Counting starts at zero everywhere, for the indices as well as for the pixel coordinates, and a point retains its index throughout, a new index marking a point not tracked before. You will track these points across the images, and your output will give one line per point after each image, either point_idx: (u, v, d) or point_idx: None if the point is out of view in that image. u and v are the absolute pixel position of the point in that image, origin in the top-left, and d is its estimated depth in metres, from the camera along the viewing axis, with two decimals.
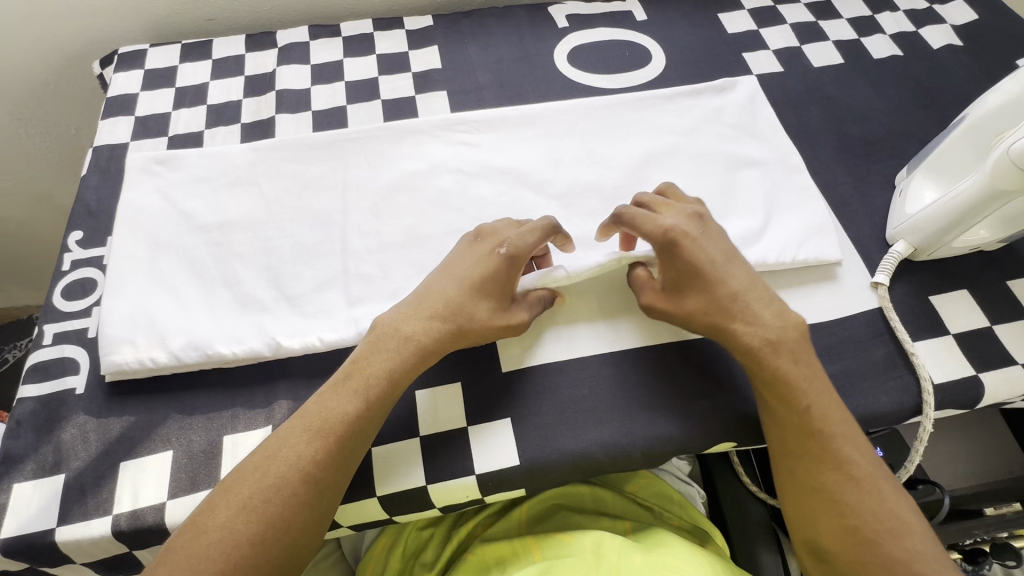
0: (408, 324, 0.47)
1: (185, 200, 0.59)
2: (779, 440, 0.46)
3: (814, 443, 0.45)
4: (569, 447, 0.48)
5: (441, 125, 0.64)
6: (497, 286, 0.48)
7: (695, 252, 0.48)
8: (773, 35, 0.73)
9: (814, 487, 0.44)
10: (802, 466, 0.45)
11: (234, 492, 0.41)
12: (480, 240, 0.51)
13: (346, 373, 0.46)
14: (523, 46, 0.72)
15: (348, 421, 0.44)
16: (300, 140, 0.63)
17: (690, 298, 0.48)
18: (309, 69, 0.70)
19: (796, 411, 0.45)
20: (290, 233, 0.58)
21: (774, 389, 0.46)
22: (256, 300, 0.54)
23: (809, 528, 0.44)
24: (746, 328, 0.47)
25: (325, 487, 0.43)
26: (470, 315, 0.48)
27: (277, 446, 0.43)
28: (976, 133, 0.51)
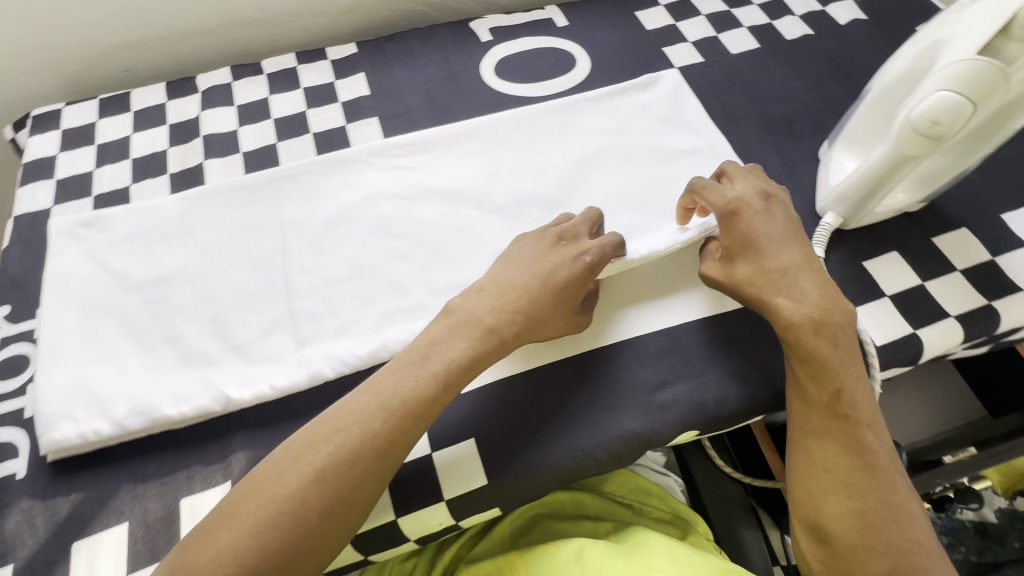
0: (493, 316, 0.48)
1: (116, 260, 0.57)
2: (804, 418, 0.46)
3: (839, 425, 0.44)
4: (536, 459, 0.48)
5: (375, 152, 0.64)
6: (573, 288, 0.50)
7: (750, 227, 0.50)
8: (690, 27, 0.76)
9: (830, 469, 0.43)
10: (821, 447, 0.44)
11: (309, 456, 0.42)
12: (563, 240, 0.52)
13: (424, 355, 0.47)
14: (449, 64, 0.72)
15: (420, 403, 0.44)
16: (231, 184, 0.62)
17: (742, 267, 0.50)
18: (234, 110, 0.69)
19: (830, 391, 0.45)
20: (230, 280, 0.56)
21: (810, 367, 0.46)
22: (201, 354, 0.52)
23: (816, 506, 0.43)
24: (795, 299, 0.47)
25: (384, 465, 0.43)
26: (548, 314, 0.49)
27: (349, 423, 0.43)
28: (881, 102, 0.52)
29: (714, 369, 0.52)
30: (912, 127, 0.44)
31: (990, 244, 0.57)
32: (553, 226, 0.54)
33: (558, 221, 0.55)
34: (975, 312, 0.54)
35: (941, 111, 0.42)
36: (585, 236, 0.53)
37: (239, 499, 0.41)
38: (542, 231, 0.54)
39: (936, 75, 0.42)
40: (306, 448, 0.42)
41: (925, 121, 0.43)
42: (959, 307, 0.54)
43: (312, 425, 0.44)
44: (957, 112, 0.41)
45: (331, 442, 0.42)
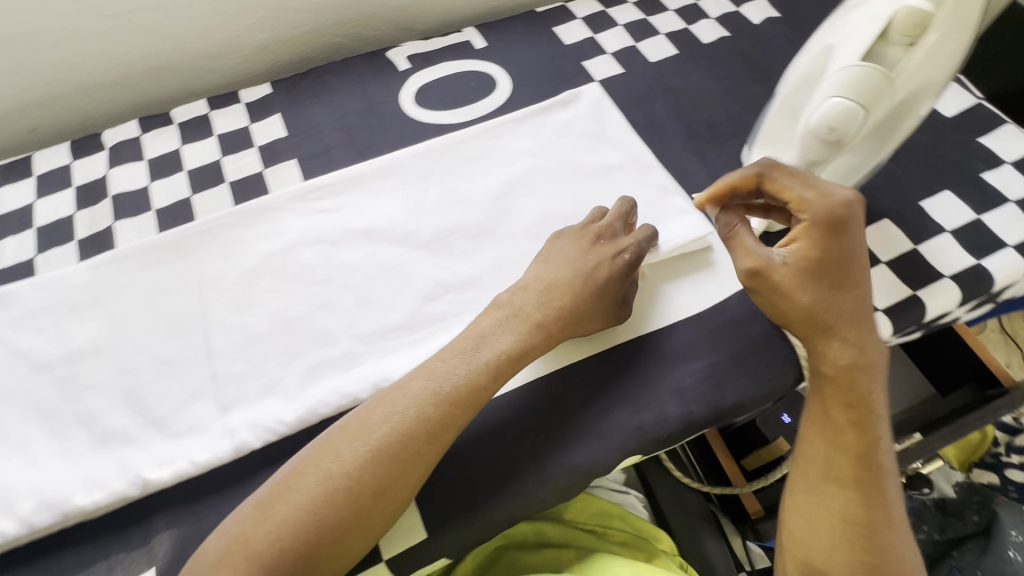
0: (540, 310, 0.49)
1: (22, 340, 0.54)
2: (828, 459, 0.42)
3: (863, 472, 0.41)
4: (477, 507, 0.47)
5: (294, 197, 0.62)
6: (614, 282, 0.51)
7: (838, 245, 0.43)
8: (608, 39, 0.75)
9: (843, 518, 0.41)
10: (843, 497, 0.41)
11: (365, 437, 0.43)
12: (602, 239, 0.53)
13: (475, 346, 0.47)
14: (367, 97, 0.71)
15: (471, 389, 0.45)
16: (143, 245, 0.59)
17: (814, 287, 0.43)
18: (144, 165, 0.66)
19: (865, 437, 0.42)
20: (146, 349, 0.54)
21: (850, 410, 0.42)
22: (117, 432, 0.49)
23: (820, 547, 0.41)
24: (854, 337, 0.43)
25: (433, 448, 0.44)
26: (595, 308, 0.51)
27: (404, 406, 0.45)
28: (788, 105, 0.51)
29: (653, 389, 0.51)
30: (813, 135, 0.44)
31: (911, 233, 0.58)
32: (589, 224, 0.55)
33: (591, 219, 0.55)
34: (902, 303, 0.54)
35: (836, 117, 0.42)
36: (620, 233, 0.54)
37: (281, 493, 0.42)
38: (579, 229, 0.54)
39: (826, 82, 0.43)
40: (363, 426, 0.44)
41: (825, 128, 0.43)
42: (886, 301, 0.54)
43: (368, 408, 0.45)
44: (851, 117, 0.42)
45: (388, 423, 0.44)
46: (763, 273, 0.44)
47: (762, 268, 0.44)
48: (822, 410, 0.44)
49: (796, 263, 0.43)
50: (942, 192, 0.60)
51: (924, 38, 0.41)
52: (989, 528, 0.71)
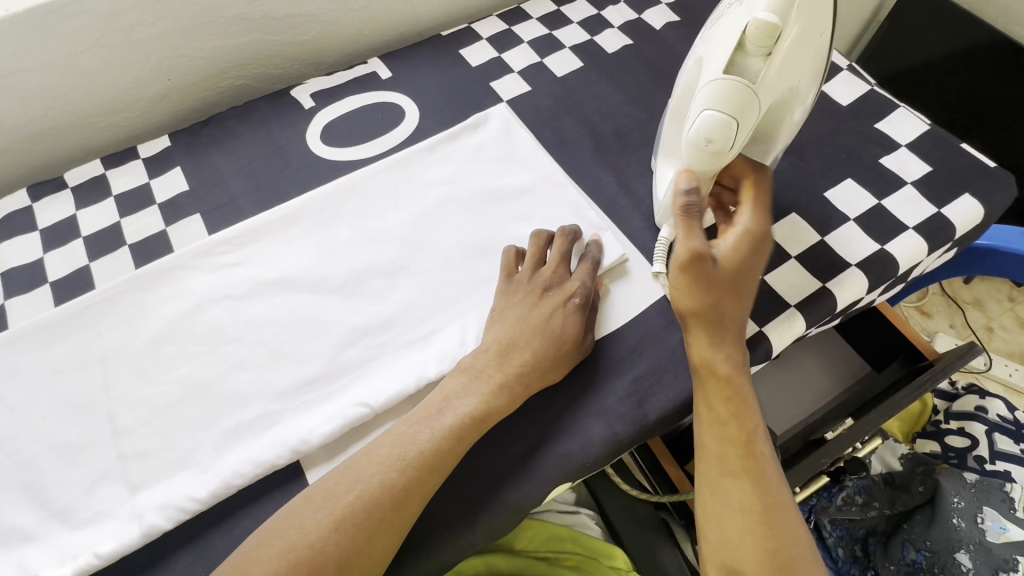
0: (497, 367, 0.48)
1: None
2: (718, 456, 0.44)
3: (750, 461, 0.43)
4: (404, 561, 0.45)
5: (199, 253, 0.60)
6: (576, 329, 0.51)
7: (758, 260, 0.46)
8: (514, 57, 0.75)
9: (744, 511, 0.41)
10: (736, 488, 0.42)
11: (330, 505, 0.43)
12: (550, 288, 0.53)
13: (439, 407, 0.47)
14: (272, 140, 0.69)
15: (437, 454, 0.45)
16: (37, 323, 0.56)
17: (733, 296, 0.45)
18: (37, 235, 0.63)
19: (744, 424, 0.44)
20: (46, 434, 0.51)
21: (726, 401, 0.44)
22: (15, 530, 0.46)
23: (731, 546, 0.41)
24: (742, 341, 0.46)
25: (399, 514, 0.43)
26: (568, 355, 0.50)
27: (364, 475, 0.44)
28: (679, 116, 0.52)
29: (577, 413, 0.51)
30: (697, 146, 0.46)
31: (817, 225, 0.59)
32: (532, 275, 0.54)
33: (535, 270, 0.54)
34: (813, 296, 0.55)
35: (712, 130, 0.44)
36: (566, 277, 0.54)
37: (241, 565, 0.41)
38: (525, 283, 0.53)
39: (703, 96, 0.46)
40: (324, 491, 0.44)
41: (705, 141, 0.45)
42: (798, 295, 0.55)
43: (333, 474, 0.45)
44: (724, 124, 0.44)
45: (354, 488, 0.43)
46: (700, 265, 0.44)
47: (703, 261, 0.44)
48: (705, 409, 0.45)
49: (731, 266, 0.45)
50: (843, 181, 0.62)
51: (778, 45, 0.42)
52: (933, 498, 0.73)
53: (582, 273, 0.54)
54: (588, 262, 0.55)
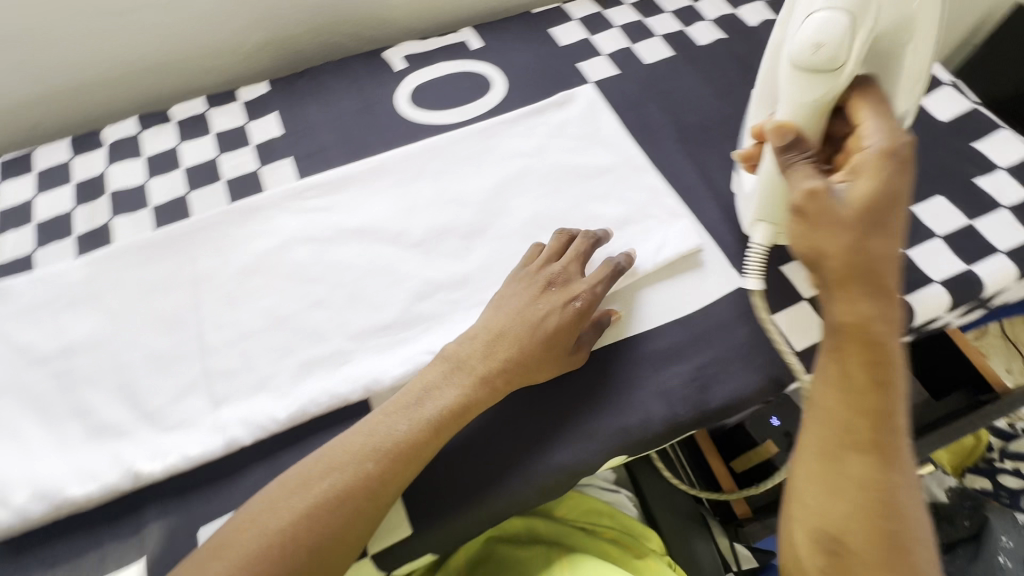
0: (483, 363, 0.48)
1: (20, 332, 0.55)
2: (847, 428, 0.40)
3: (884, 441, 0.39)
4: (460, 505, 0.47)
5: (289, 195, 0.63)
6: (565, 331, 0.50)
7: (901, 182, 0.42)
8: (604, 40, 0.76)
9: (864, 489, 0.39)
10: (861, 460, 0.39)
11: (302, 493, 0.43)
12: (554, 285, 0.52)
13: (418, 399, 0.47)
14: (364, 97, 0.71)
15: (411, 446, 0.45)
16: (140, 242, 0.60)
17: (876, 235, 0.41)
18: (142, 162, 0.67)
19: (883, 398, 0.40)
20: (141, 343, 0.55)
21: (872, 370, 0.40)
22: (109, 425, 0.50)
23: (834, 515, 0.39)
24: (891, 297, 0.41)
25: (374, 503, 0.44)
26: (553, 358, 0.50)
27: (327, 472, 0.44)
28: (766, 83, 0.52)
29: (637, 391, 0.51)
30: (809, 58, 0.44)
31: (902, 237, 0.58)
32: (539, 267, 0.54)
33: (544, 262, 0.54)
34: None
35: (822, 33, 0.43)
36: (575, 276, 0.53)
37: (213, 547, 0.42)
38: (532, 275, 0.53)
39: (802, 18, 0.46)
40: (279, 500, 0.43)
41: (814, 49, 0.44)
42: None
43: (302, 463, 0.45)
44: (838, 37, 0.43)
45: (314, 489, 0.43)
46: (822, 209, 0.41)
47: (826, 203, 0.41)
48: (839, 373, 0.41)
49: (862, 199, 0.41)
50: (934, 197, 0.60)
51: None
52: (980, 534, 0.72)
53: (589, 278, 0.52)
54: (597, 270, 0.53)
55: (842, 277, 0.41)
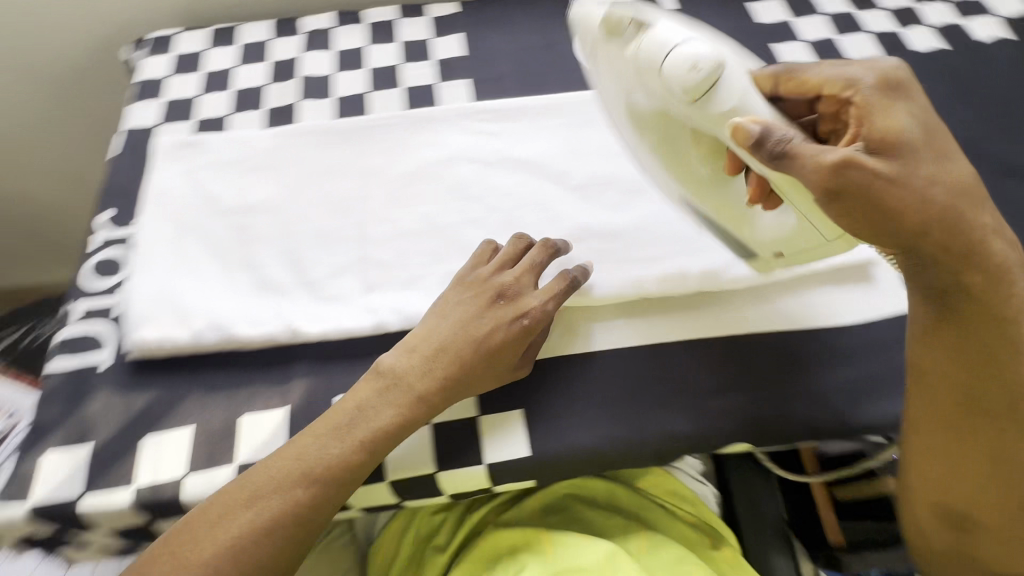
0: (417, 381, 0.46)
1: (210, 183, 0.60)
2: (962, 405, 0.42)
3: (1009, 412, 0.41)
4: (578, 444, 0.48)
5: (463, 114, 0.64)
6: (507, 350, 0.48)
7: (885, 118, 0.40)
8: (807, 25, 0.71)
9: (988, 458, 0.42)
10: (971, 435, 0.42)
11: (235, 513, 0.42)
12: (502, 298, 0.49)
13: (351, 419, 0.45)
14: (547, 35, 0.71)
15: (345, 473, 0.44)
16: (322, 127, 0.64)
17: (924, 173, 0.39)
18: (332, 55, 0.70)
19: (979, 360, 0.41)
20: (310, 218, 0.58)
21: (982, 341, 0.41)
22: (274, 282, 0.54)
23: (954, 490, 0.44)
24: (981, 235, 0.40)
25: (305, 531, 0.43)
26: (485, 377, 0.47)
27: (269, 488, 0.43)
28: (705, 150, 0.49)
29: (778, 385, 0.50)
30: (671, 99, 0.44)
31: None
32: (494, 273, 0.51)
33: (497, 271, 0.51)
34: None
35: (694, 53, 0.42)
36: (528, 290, 0.50)
37: (155, 555, 0.42)
38: (482, 281, 0.50)
39: (617, 82, 0.48)
40: (218, 525, 0.42)
41: (690, 92, 0.43)
42: None
43: (227, 488, 0.44)
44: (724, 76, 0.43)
45: (245, 510, 0.42)
46: (868, 163, 0.38)
47: (867, 165, 0.38)
48: (950, 353, 0.42)
49: (882, 133, 0.40)
50: None
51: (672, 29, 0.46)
52: None
53: (540, 293, 0.49)
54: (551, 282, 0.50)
55: (923, 237, 0.39)
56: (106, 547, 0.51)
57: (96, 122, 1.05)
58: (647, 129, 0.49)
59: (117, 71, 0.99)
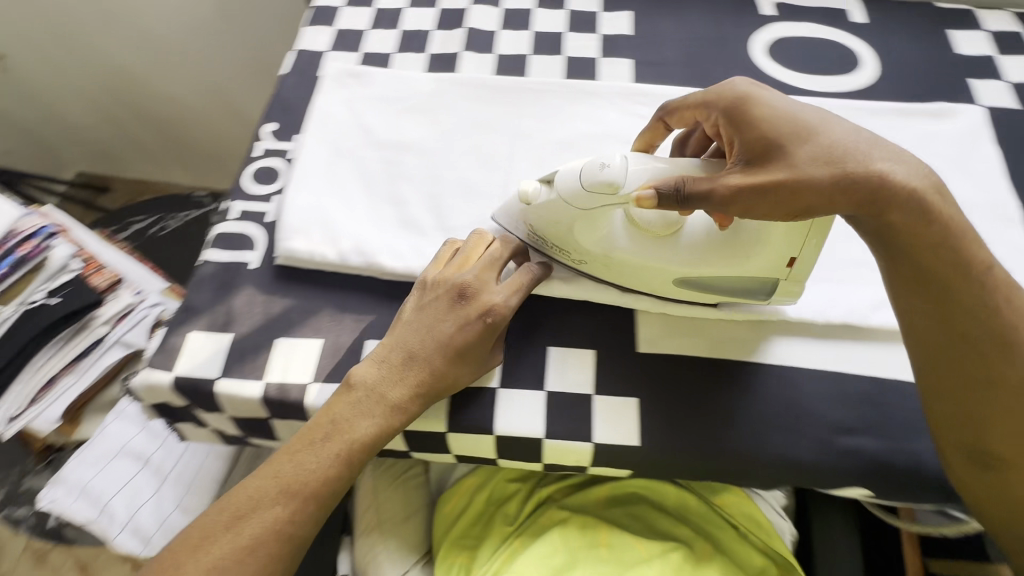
0: (392, 391, 0.46)
1: (368, 115, 0.62)
2: (961, 347, 0.42)
3: (998, 349, 0.42)
4: (690, 446, 0.48)
5: (621, 93, 0.63)
6: (471, 352, 0.47)
7: (776, 117, 0.42)
8: (1012, 65, 0.64)
9: (1000, 391, 0.42)
10: (959, 367, 0.43)
11: (230, 530, 0.44)
12: (463, 297, 0.48)
13: (326, 434, 0.45)
14: (720, 29, 0.68)
15: (328, 486, 0.45)
16: (482, 81, 0.64)
17: (807, 157, 0.40)
18: (499, 12, 0.70)
19: (956, 289, 0.42)
20: (457, 167, 0.59)
21: (947, 292, 0.42)
22: (417, 222, 0.56)
23: (976, 436, 0.43)
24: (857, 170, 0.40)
25: (292, 547, 0.45)
26: (449, 377, 0.47)
27: (249, 508, 0.44)
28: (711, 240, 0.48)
29: (910, 438, 0.47)
30: (606, 202, 0.45)
31: None
32: (452, 275, 0.49)
33: (459, 270, 0.49)
34: None
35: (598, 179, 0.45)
36: (491, 286, 0.49)
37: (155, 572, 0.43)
38: (441, 283, 0.49)
39: (559, 216, 0.48)
40: (208, 545, 0.43)
41: (615, 188, 0.44)
42: None
43: (213, 511, 0.45)
44: (628, 175, 0.44)
45: (229, 527, 0.44)
46: (768, 179, 0.40)
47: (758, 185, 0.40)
48: (933, 307, 0.42)
49: (759, 136, 0.42)
50: None
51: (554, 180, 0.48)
52: None
53: (504, 288, 0.49)
54: (514, 277, 0.50)
55: (881, 217, 0.41)
56: (220, 432, 0.54)
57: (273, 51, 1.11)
58: (582, 227, 0.48)
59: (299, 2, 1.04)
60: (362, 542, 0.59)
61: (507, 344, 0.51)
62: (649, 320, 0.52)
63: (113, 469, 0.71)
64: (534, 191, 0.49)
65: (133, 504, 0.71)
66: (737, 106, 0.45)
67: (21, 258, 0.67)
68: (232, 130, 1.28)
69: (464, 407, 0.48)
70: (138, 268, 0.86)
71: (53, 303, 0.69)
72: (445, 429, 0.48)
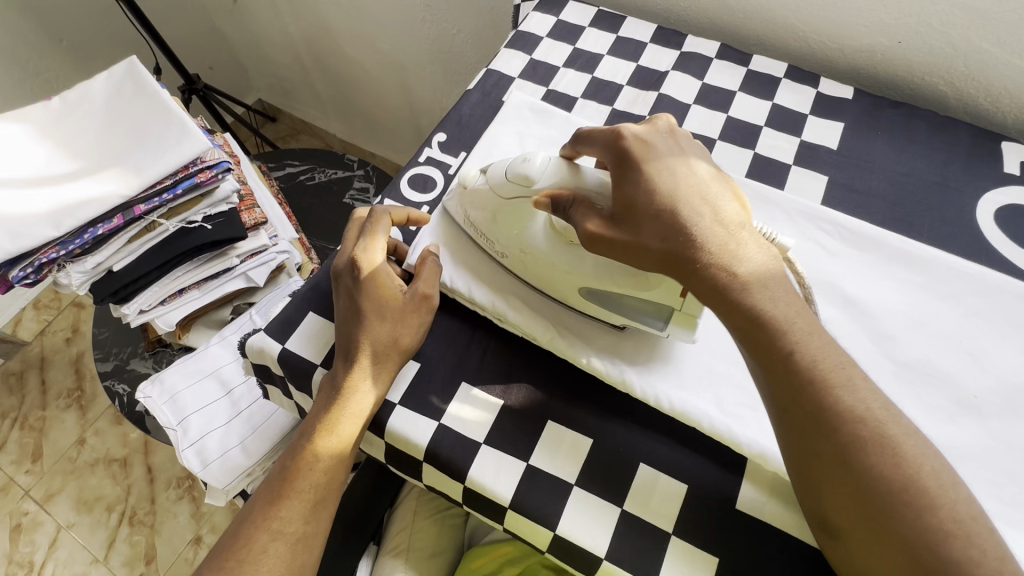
0: (350, 375, 0.46)
1: (534, 153, 0.61)
2: (783, 425, 0.37)
3: (808, 418, 0.36)
4: None
5: (805, 213, 0.56)
6: (384, 307, 0.48)
7: (649, 156, 0.43)
8: None
9: (818, 461, 0.35)
10: (792, 435, 0.37)
11: (243, 542, 0.43)
12: (345, 276, 0.50)
13: (304, 433, 0.47)
14: (940, 174, 0.60)
15: (325, 479, 0.46)
16: None
17: (652, 213, 0.41)
18: (699, 85, 0.67)
19: (786, 350, 0.37)
20: None
21: (797, 357, 0.37)
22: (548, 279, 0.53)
23: (821, 504, 0.36)
24: (681, 224, 0.40)
25: (305, 544, 0.44)
26: (391, 335, 0.48)
27: (255, 521, 0.44)
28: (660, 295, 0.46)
29: None
30: (521, 192, 0.48)
31: None
32: (338, 265, 0.51)
33: (339, 260, 0.51)
34: None
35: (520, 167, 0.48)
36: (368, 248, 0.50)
37: None
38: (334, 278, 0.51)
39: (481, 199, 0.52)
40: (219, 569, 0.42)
41: (529, 182, 0.47)
42: None
43: (221, 543, 0.44)
44: (544, 172, 0.47)
45: (232, 543, 0.43)
46: (620, 226, 0.41)
47: (598, 224, 0.42)
48: (764, 386, 0.38)
49: (619, 185, 0.43)
50: None
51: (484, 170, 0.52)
52: None
53: (376, 243, 0.50)
54: (378, 229, 0.51)
55: (762, 336, 0.38)
56: (299, 409, 0.56)
57: (473, 62, 1.11)
58: (504, 218, 0.50)
59: (506, 25, 0.99)
60: (387, 561, 0.61)
61: (596, 441, 0.47)
62: (758, 478, 0.46)
63: (201, 387, 0.78)
64: (472, 178, 0.53)
65: (207, 426, 0.76)
66: (618, 154, 0.43)
67: (196, 184, 0.72)
68: (396, 104, 1.34)
69: (532, 490, 0.46)
70: (277, 212, 0.92)
71: (208, 228, 0.75)
72: (506, 505, 0.45)
